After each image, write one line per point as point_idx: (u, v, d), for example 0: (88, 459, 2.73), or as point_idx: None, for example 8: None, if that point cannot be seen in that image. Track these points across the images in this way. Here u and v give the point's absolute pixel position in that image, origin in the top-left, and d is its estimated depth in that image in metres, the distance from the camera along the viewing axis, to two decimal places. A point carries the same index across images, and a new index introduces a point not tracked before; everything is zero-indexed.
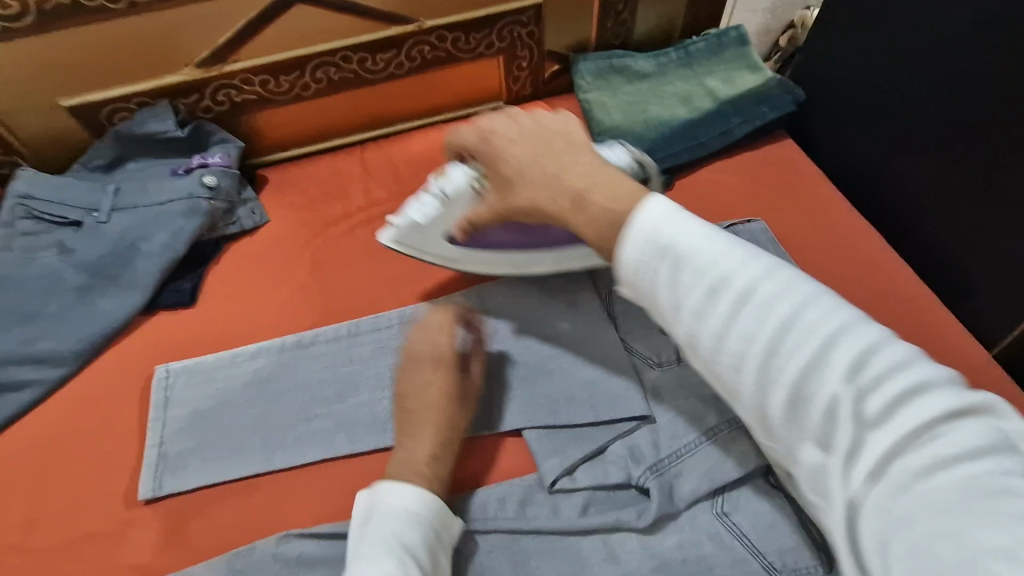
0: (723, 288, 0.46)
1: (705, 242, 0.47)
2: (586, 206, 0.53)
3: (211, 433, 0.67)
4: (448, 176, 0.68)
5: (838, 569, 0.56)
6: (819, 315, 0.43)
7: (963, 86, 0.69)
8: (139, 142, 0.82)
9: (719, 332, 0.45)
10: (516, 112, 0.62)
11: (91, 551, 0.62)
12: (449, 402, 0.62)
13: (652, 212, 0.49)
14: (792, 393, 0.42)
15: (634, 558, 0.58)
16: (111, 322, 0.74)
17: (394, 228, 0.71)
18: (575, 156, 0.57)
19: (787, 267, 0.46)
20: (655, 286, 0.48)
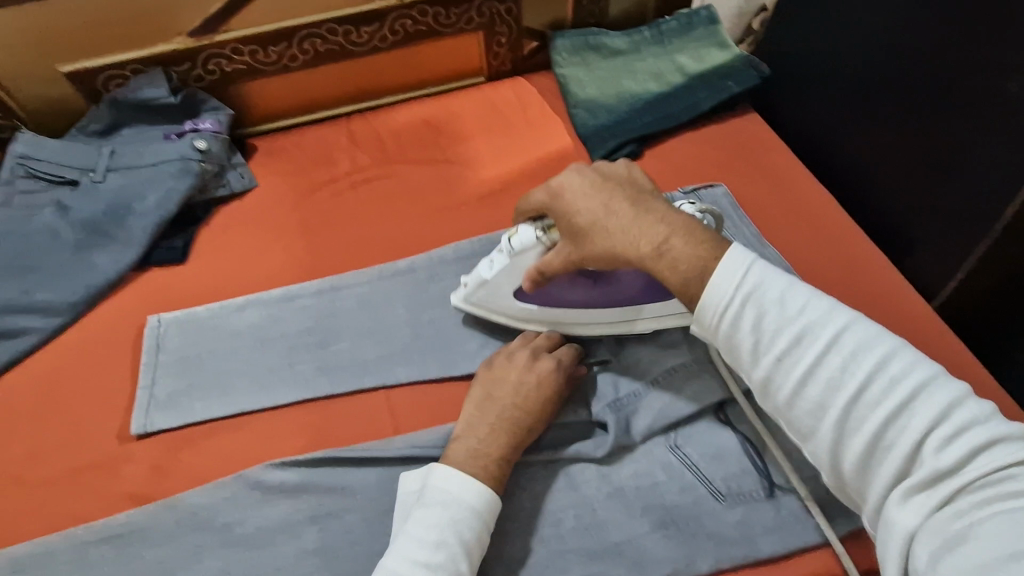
0: (809, 335, 0.50)
1: (791, 293, 0.52)
2: (671, 252, 0.56)
3: (200, 376, 0.72)
4: (516, 231, 0.65)
5: (777, 493, 0.61)
6: (902, 367, 0.48)
7: (903, 54, 0.74)
8: (134, 108, 0.86)
9: (803, 376, 0.50)
10: (583, 168, 0.63)
11: (85, 482, 0.66)
12: (535, 411, 0.62)
13: (741, 260, 0.53)
14: (872, 435, 0.47)
15: (592, 486, 0.62)
16: (106, 275, 0.78)
17: (466, 287, 0.70)
18: (651, 204, 0.59)
19: (869, 322, 0.51)
20: (738, 329, 0.53)
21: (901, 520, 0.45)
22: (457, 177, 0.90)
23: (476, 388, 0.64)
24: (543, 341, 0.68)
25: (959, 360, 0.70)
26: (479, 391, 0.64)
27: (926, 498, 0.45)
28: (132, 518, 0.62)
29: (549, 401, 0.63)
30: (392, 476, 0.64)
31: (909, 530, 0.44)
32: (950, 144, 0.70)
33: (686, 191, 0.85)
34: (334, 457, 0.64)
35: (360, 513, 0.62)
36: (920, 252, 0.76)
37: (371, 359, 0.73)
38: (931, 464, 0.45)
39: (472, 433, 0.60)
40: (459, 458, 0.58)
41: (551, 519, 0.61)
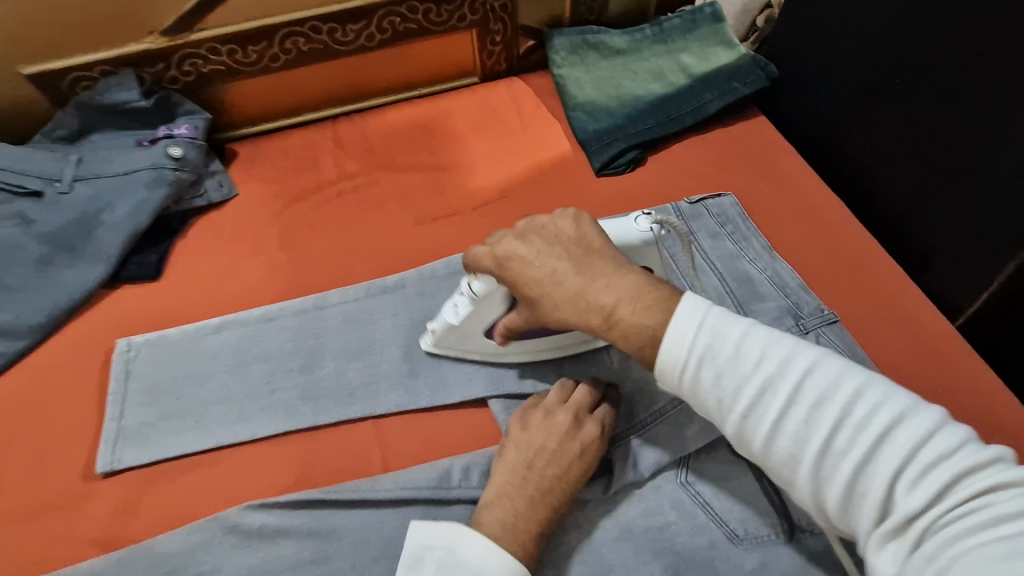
0: (768, 388, 0.46)
1: (747, 343, 0.47)
2: (621, 322, 0.52)
3: (174, 404, 0.67)
4: (475, 277, 0.62)
5: (797, 536, 0.56)
6: (866, 408, 0.43)
7: (925, 55, 0.69)
8: (103, 113, 0.81)
9: (768, 432, 0.46)
10: (522, 230, 0.59)
11: (47, 524, 0.61)
12: (576, 482, 0.57)
13: (692, 315, 0.49)
14: (843, 487, 0.43)
15: (598, 525, 0.58)
16: (72, 295, 0.73)
17: (433, 332, 0.67)
18: (597, 266, 0.55)
19: (832, 356, 0.46)
20: (700, 388, 0.49)
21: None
22: (449, 185, 0.85)
23: (510, 450, 0.59)
24: (583, 393, 0.61)
25: (992, 387, 0.66)
26: (514, 455, 0.58)
27: (903, 546, 0.40)
28: (97, 566, 0.57)
29: (590, 468, 0.58)
30: (382, 516, 0.59)
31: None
32: (975, 152, 0.66)
33: (692, 201, 0.80)
34: (320, 498, 0.59)
35: (346, 559, 0.57)
36: (942, 265, 0.72)
37: (358, 383, 0.68)
38: (903, 509, 0.40)
39: (507, 504, 0.55)
40: (495, 533, 0.54)
41: (554, 564, 0.57)
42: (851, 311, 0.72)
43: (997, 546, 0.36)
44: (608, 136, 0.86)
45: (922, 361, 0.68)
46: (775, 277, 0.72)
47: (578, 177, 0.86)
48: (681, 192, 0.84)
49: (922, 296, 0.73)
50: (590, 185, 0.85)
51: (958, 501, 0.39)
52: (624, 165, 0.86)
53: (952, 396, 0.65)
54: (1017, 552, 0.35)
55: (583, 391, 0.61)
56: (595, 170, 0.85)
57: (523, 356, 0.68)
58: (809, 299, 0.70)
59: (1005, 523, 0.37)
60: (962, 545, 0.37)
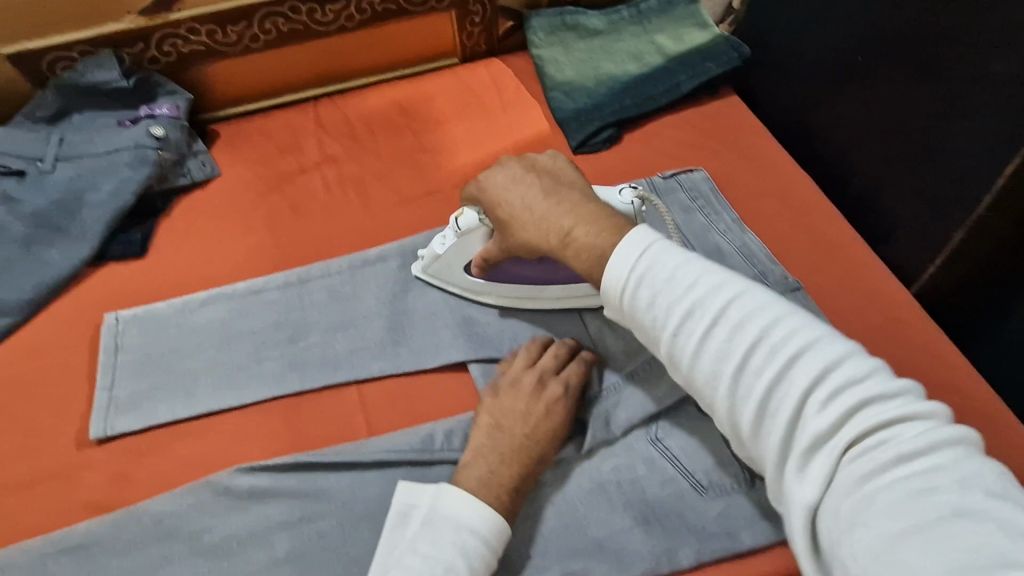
0: (697, 310, 0.48)
1: (683, 270, 0.50)
2: (575, 242, 0.56)
3: (163, 375, 0.68)
4: (464, 211, 0.69)
5: (758, 484, 0.60)
6: (784, 332, 0.45)
7: (885, 34, 0.72)
8: (85, 93, 0.81)
9: (694, 351, 0.48)
10: (508, 162, 0.64)
11: (43, 491, 0.63)
12: (545, 440, 0.59)
13: (637, 242, 0.52)
14: (757, 406, 0.45)
15: (573, 481, 0.62)
16: (57, 272, 0.74)
17: (422, 260, 0.74)
18: (563, 194, 0.59)
19: (760, 289, 0.49)
20: (637, 309, 0.51)
21: (800, 493, 0.42)
22: (430, 164, 0.87)
23: (484, 415, 0.62)
24: (550, 361, 0.64)
25: (941, 347, 0.70)
26: (487, 417, 0.61)
27: (818, 469, 0.42)
28: (93, 528, 0.59)
29: (558, 428, 0.60)
30: (368, 477, 0.62)
31: (808, 507, 0.41)
32: (929, 126, 0.69)
33: (666, 175, 0.83)
34: (309, 461, 0.62)
35: (333, 519, 0.60)
36: (901, 236, 0.76)
37: (342, 353, 0.70)
38: (810, 429, 0.42)
39: (482, 460, 0.58)
40: (470, 487, 0.56)
41: (531, 518, 0.60)
42: (812, 278, 0.76)
43: (908, 479, 0.39)
44: (584, 116, 0.89)
45: (879, 322, 0.72)
46: (743, 249, 0.75)
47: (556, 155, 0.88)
48: (655, 168, 0.87)
49: (879, 262, 0.77)
50: None
51: (863, 425, 0.41)
52: (600, 143, 0.88)
53: (904, 355, 0.70)
54: (925, 491, 0.38)
55: (550, 360, 0.64)
56: (573, 147, 0.88)
57: (501, 300, 0.73)
58: (775, 268, 0.73)
59: (914, 460, 0.39)
60: (875, 475, 0.40)
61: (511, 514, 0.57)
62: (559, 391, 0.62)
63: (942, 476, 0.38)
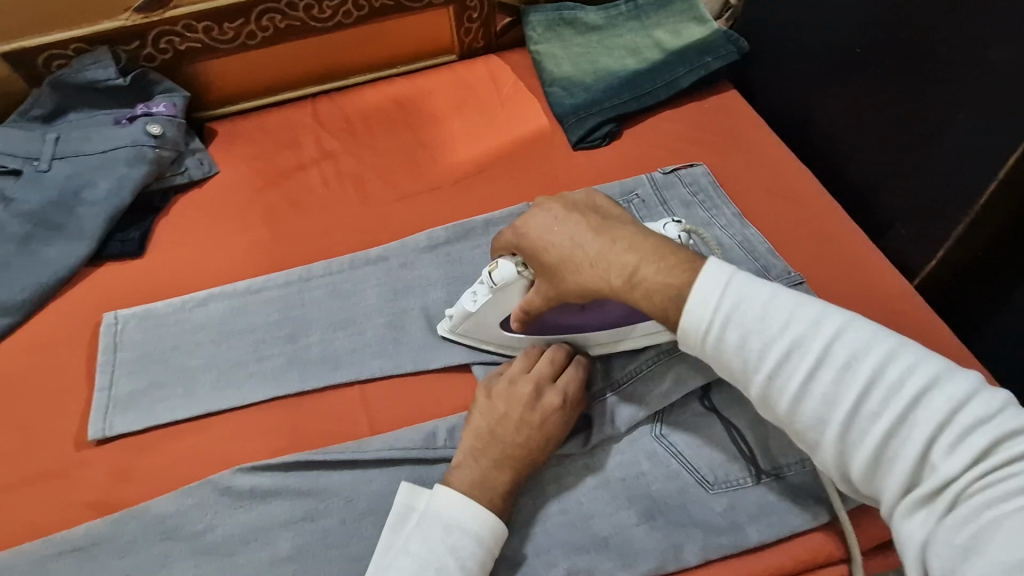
0: (796, 350, 0.46)
1: (775, 307, 0.48)
2: (643, 282, 0.53)
3: (163, 374, 0.68)
4: (496, 265, 0.62)
5: (764, 479, 0.60)
6: (900, 371, 0.43)
7: (885, 26, 0.72)
8: (80, 91, 0.81)
9: (796, 393, 0.46)
10: (546, 202, 0.60)
11: (42, 492, 0.62)
12: (539, 450, 0.58)
13: (720, 279, 0.49)
14: (874, 449, 0.43)
15: (578, 478, 0.61)
16: (54, 271, 0.73)
17: (452, 319, 0.68)
18: (617, 231, 0.56)
19: (862, 321, 0.46)
20: (726, 350, 0.49)
21: (921, 533, 0.41)
22: (429, 161, 0.87)
23: (477, 418, 0.60)
24: (547, 368, 0.62)
25: (942, 341, 0.70)
26: (479, 421, 0.60)
27: (938, 508, 0.40)
28: (94, 529, 0.59)
29: (551, 437, 0.59)
30: (371, 475, 0.62)
31: (923, 543, 0.40)
32: (930, 119, 0.69)
33: (666, 171, 0.82)
34: (311, 460, 0.61)
35: (336, 516, 0.60)
36: (901, 229, 0.76)
37: (343, 351, 0.70)
38: (938, 472, 0.40)
39: (474, 465, 0.57)
40: (463, 489, 0.56)
41: (536, 515, 0.60)
42: (813, 272, 0.76)
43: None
44: (584, 112, 0.89)
45: (880, 317, 0.72)
46: (745, 243, 0.75)
47: (555, 151, 0.88)
48: (655, 163, 0.86)
49: (880, 256, 0.77)
50: (567, 159, 0.87)
51: (991, 466, 0.39)
52: (600, 139, 0.88)
53: None
54: None
55: (546, 365, 0.62)
56: (572, 143, 0.88)
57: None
58: (777, 262, 0.73)
59: None
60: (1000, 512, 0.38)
61: (506, 512, 0.57)
62: (554, 398, 0.60)
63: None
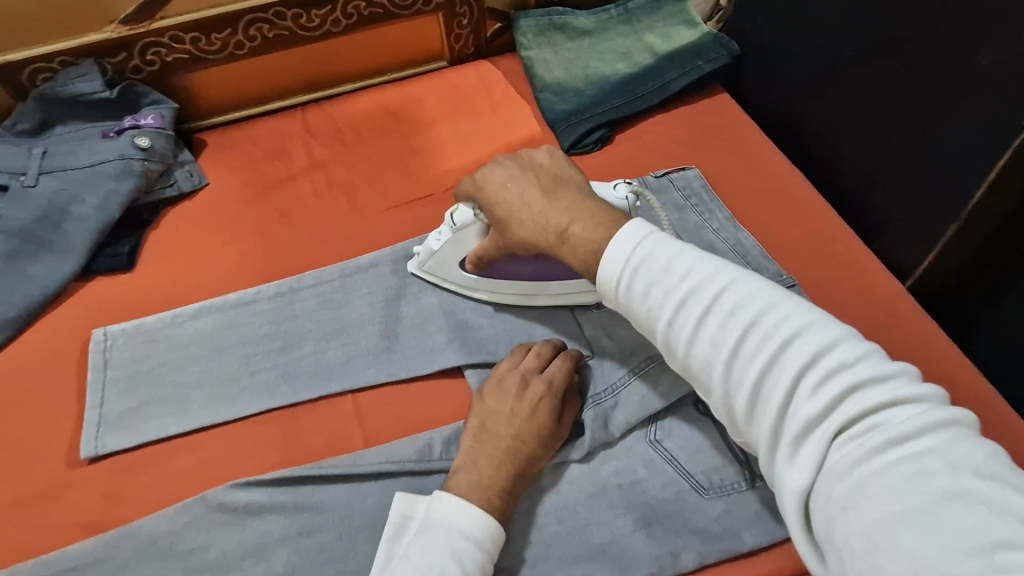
0: (690, 298, 0.48)
1: (675, 259, 0.49)
2: (573, 238, 0.55)
3: (154, 390, 0.67)
4: (458, 207, 0.68)
5: (759, 483, 0.60)
6: (777, 319, 0.45)
7: (873, 28, 0.72)
8: (66, 105, 0.80)
9: (688, 338, 0.47)
10: (503, 159, 0.63)
11: (33, 513, 0.61)
12: (535, 440, 0.59)
13: (632, 233, 0.51)
14: (750, 391, 0.44)
15: (574, 486, 0.61)
16: (42, 288, 0.72)
17: (417, 256, 0.73)
18: (561, 192, 0.58)
19: (753, 277, 0.48)
20: (632, 299, 0.51)
21: (792, 476, 0.42)
22: (420, 168, 0.86)
23: (471, 419, 0.61)
24: (535, 361, 0.63)
25: (939, 341, 0.70)
26: (474, 421, 0.61)
27: (811, 453, 0.41)
28: (86, 549, 0.58)
29: (546, 428, 0.59)
30: (366, 488, 0.61)
31: (801, 490, 0.41)
32: (921, 120, 0.69)
33: (658, 174, 0.82)
34: (305, 474, 0.61)
35: (332, 531, 0.59)
36: (894, 230, 0.76)
37: (335, 362, 0.69)
38: (804, 414, 0.42)
39: (472, 465, 0.57)
40: (463, 493, 0.56)
41: (532, 525, 0.59)
42: (806, 273, 0.76)
43: (898, 464, 0.38)
44: (575, 117, 0.88)
45: (876, 317, 0.72)
46: (737, 246, 0.75)
47: None
48: (646, 167, 0.86)
49: (872, 256, 0.77)
50: None
51: (857, 411, 0.40)
52: (591, 144, 0.88)
53: (901, 349, 0.70)
54: (917, 475, 0.37)
55: (534, 360, 0.64)
56: (564, 149, 0.87)
57: (497, 297, 0.72)
58: (769, 265, 0.73)
59: (907, 441, 0.38)
60: (868, 458, 0.39)
61: (506, 519, 0.56)
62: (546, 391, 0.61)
63: (930, 458, 0.37)
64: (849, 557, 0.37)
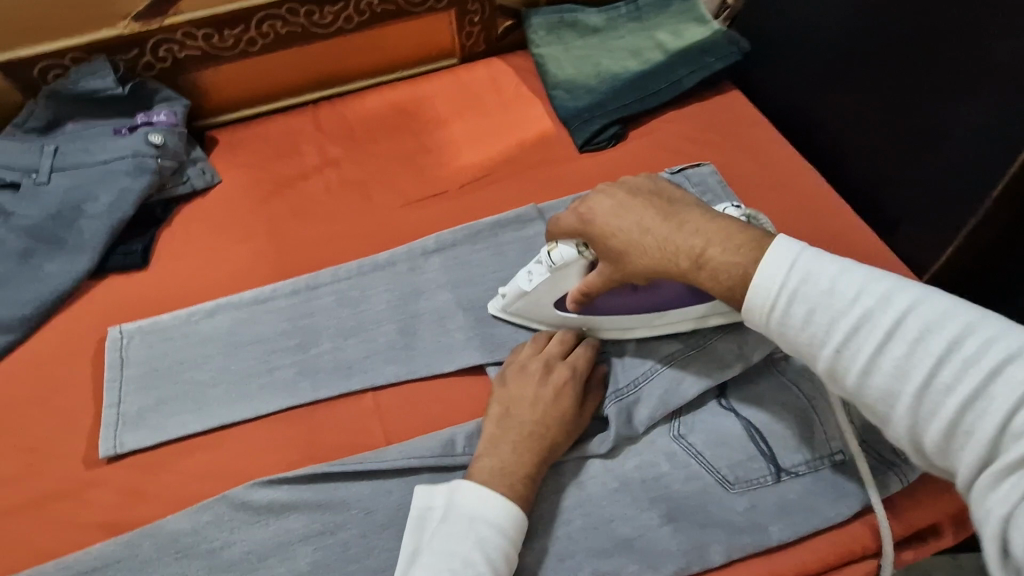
0: (864, 324, 0.45)
1: (844, 281, 0.47)
2: (711, 262, 0.53)
3: (172, 388, 0.67)
4: (555, 246, 0.62)
5: (784, 478, 0.60)
6: (979, 344, 0.42)
7: (889, 24, 0.73)
8: (78, 101, 0.79)
9: (865, 366, 0.45)
10: (611, 188, 0.61)
11: (51, 513, 0.61)
12: (558, 425, 0.59)
13: (785, 255, 0.49)
14: (947, 421, 0.42)
15: (598, 481, 0.61)
16: (57, 286, 0.72)
17: (504, 297, 0.69)
18: (685, 214, 0.56)
19: (939, 295, 0.45)
20: (790, 324, 0.49)
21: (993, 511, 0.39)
22: (434, 165, 0.86)
23: (493, 405, 0.61)
24: (558, 349, 0.64)
25: None
26: (496, 406, 0.61)
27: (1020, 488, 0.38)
28: (108, 549, 0.57)
29: (569, 412, 0.60)
30: (389, 485, 0.61)
31: (1001, 519, 0.38)
32: (937, 114, 0.70)
33: (673, 170, 0.82)
34: (327, 471, 0.60)
35: (355, 529, 0.59)
36: (909, 225, 0.76)
37: (354, 359, 0.69)
38: (1020, 448, 0.38)
39: (495, 451, 0.58)
40: (485, 478, 0.56)
41: (558, 519, 0.59)
42: None
43: None
44: (588, 114, 0.88)
45: None
46: None
47: (560, 154, 0.88)
48: (660, 164, 0.86)
49: (888, 253, 0.77)
50: (572, 161, 0.87)
51: None
52: (605, 141, 0.88)
53: None
54: None
55: (557, 347, 0.64)
56: (578, 146, 0.87)
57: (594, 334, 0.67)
58: None
59: None
60: None
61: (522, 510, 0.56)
62: (569, 377, 0.62)
63: None
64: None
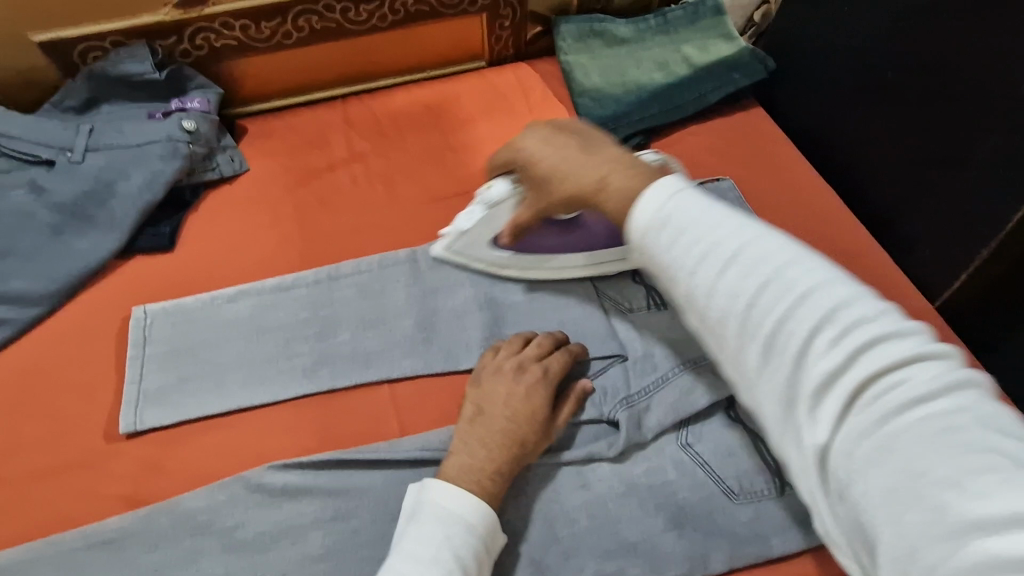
0: (712, 251, 0.48)
1: (705, 211, 0.50)
2: (610, 188, 0.57)
3: (192, 368, 0.68)
4: (492, 184, 0.69)
5: (788, 491, 0.61)
6: (798, 272, 0.45)
7: (917, 52, 0.73)
8: (116, 84, 0.81)
9: (709, 289, 0.48)
10: (539, 124, 0.66)
11: (69, 483, 0.62)
12: (528, 425, 0.59)
13: (668, 186, 0.52)
14: (767, 341, 0.44)
15: (606, 484, 0.62)
16: (87, 262, 0.73)
17: (445, 237, 0.74)
18: (601, 149, 0.61)
19: (772, 231, 0.49)
20: (657, 249, 0.51)
21: (812, 436, 0.41)
22: (457, 165, 0.87)
23: (467, 405, 0.62)
24: (536, 351, 0.64)
25: None
26: (468, 405, 0.62)
27: (828, 411, 0.41)
28: (123, 522, 0.59)
29: (540, 413, 0.60)
30: (402, 475, 0.62)
31: (817, 443, 0.41)
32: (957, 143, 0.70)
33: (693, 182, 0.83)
34: (341, 459, 0.62)
35: (366, 516, 0.60)
36: (924, 249, 0.77)
37: (373, 349, 0.70)
38: (822, 368, 0.42)
39: (466, 451, 0.58)
40: (455, 478, 0.56)
41: (565, 519, 0.60)
42: None
43: (928, 424, 0.37)
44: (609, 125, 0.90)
45: None
46: None
47: None
48: None
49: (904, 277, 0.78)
50: None
51: (874, 361, 0.40)
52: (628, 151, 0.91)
53: None
54: (947, 430, 0.36)
55: (535, 350, 0.65)
56: None
57: (524, 272, 0.74)
58: None
59: (932, 400, 0.38)
60: (890, 423, 0.38)
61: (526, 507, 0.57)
62: (542, 379, 0.62)
63: (964, 414, 0.37)
64: (867, 512, 0.38)
